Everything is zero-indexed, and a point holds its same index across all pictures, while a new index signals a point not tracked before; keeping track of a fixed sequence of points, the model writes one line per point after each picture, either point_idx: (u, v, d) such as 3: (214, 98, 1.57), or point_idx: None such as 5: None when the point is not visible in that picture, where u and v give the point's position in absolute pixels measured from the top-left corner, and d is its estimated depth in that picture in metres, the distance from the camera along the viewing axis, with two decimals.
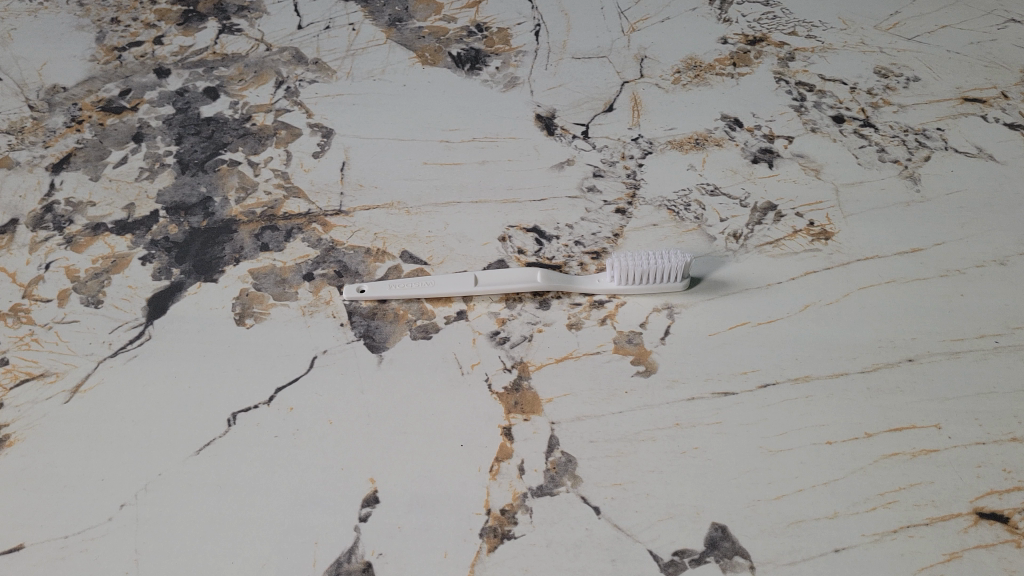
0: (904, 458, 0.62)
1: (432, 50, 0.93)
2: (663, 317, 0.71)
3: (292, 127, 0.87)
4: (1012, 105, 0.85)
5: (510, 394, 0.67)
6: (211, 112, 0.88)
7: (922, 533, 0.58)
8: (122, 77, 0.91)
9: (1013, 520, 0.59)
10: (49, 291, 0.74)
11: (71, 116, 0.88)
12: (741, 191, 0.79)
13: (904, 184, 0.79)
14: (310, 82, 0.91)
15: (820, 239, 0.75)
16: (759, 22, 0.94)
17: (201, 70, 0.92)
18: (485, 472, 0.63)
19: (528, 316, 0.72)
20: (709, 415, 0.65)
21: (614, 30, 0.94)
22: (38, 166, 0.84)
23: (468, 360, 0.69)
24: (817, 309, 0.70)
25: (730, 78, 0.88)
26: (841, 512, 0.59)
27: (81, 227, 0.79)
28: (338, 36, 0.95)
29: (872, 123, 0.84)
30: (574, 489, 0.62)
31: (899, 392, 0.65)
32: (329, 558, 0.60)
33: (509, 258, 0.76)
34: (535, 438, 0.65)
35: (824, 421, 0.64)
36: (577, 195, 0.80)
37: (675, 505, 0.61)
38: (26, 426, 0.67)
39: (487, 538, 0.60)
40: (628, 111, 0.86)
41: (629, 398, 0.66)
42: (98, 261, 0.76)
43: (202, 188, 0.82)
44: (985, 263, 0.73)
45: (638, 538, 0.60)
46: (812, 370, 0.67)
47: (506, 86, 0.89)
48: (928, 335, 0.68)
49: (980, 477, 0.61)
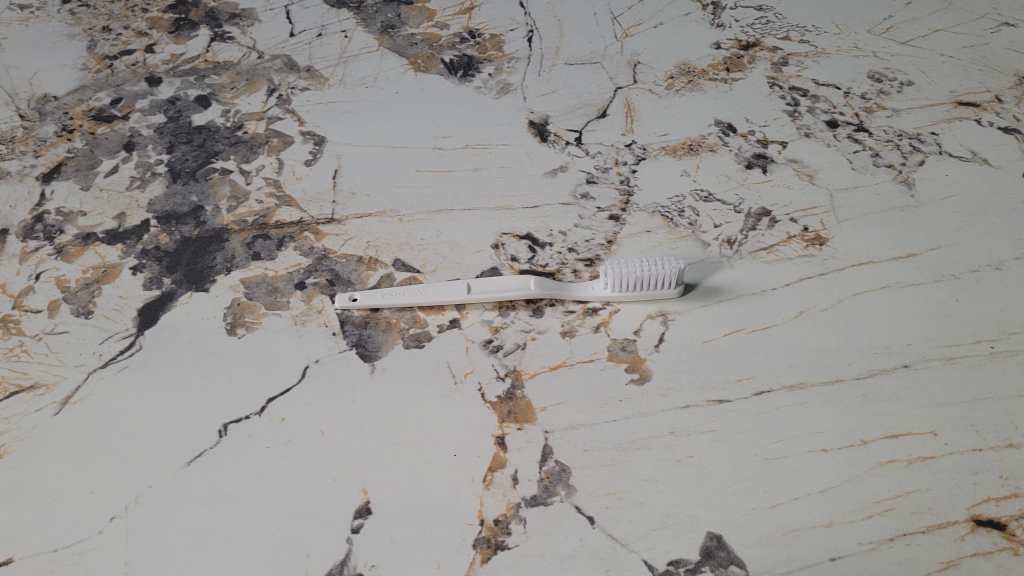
0: (900, 465, 0.61)
1: (425, 57, 0.93)
2: (657, 324, 0.71)
3: (284, 134, 0.86)
4: (1006, 109, 0.85)
5: (504, 403, 0.66)
6: (203, 120, 0.88)
7: (919, 541, 0.58)
8: (113, 86, 0.91)
9: (1010, 527, 0.58)
10: (39, 301, 0.74)
11: (61, 125, 0.88)
12: (735, 197, 0.79)
13: (898, 189, 0.78)
14: (302, 89, 0.90)
15: (814, 245, 0.75)
16: (752, 27, 0.94)
17: (192, 78, 0.91)
18: (478, 482, 0.63)
19: (521, 324, 0.71)
20: (704, 423, 0.64)
21: (607, 36, 0.94)
22: (28, 175, 0.84)
23: (461, 369, 0.69)
24: (812, 315, 0.70)
25: (724, 83, 0.88)
26: (838, 520, 0.59)
27: (71, 237, 0.78)
28: (330, 43, 0.95)
29: (866, 128, 0.84)
30: (568, 498, 0.61)
31: (895, 398, 0.65)
32: (321, 568, 0.59)
33: (503, 266, 0.75)
34: (529, 448, 0.64)
35: (821, 428, 0.63)
36: (571, 203, 0.79)
37: (670, 514, 0.60)
38: (15, 439, 0.66)
39: (480, 549, 0.60)
40: (622, 117, 0.86)
41: (623, 406, 0.66)
42: (88, 271, 0.76)
43: (193, 197, 0.81)
44: (980, 267, 0.72)
45: (633, 547, 0.59)
46: (806, 376, 0.66)
47: (498, 92, 0.89)
48: (924, 341, 0.68)
49: (977, 483, 0.60)
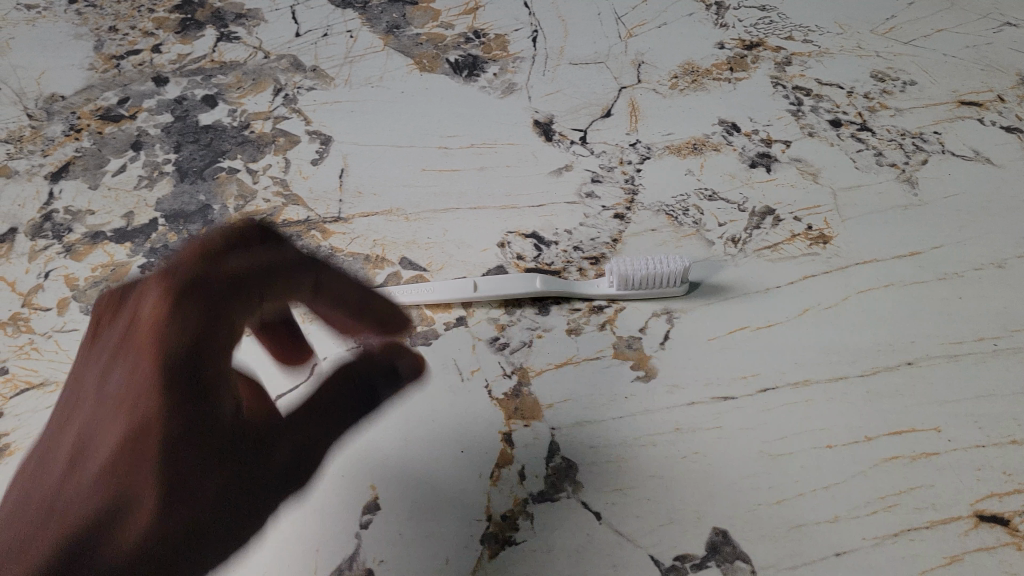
0: (904, 461, 0.62)
1: (430, 57, 0.93)
2: (662, 322, 0.71)
3: (291, 134, 0.87)
4: (1008, 108, 0.85)
5: (510, 400, 0.67)
6: (210, 120, 0.88)
7: (923, 536, 0.58)
8: (120, 86, 0.92)
9: (1014, 522, 0.59)
10: (49, 299, 0.74)
11: (69, 125, 0.88)
12: (739, 195, 0.79)
13: (902, 188, 0.79)
14: (308, 89, 0.91)
15: (818, 243, 0.75)
16: (755, 27, 0.94)
17: (199, 78, 0.92)
18: (485, 478, 0.63)
19: (527, 322, 0.72)
20: (709, 419, 0.65)
21: (611, 36, 0.95)
22: (37, 174, 0.84)
23: (468, 366, 0.69)
24: (816, 313, 0.71)
25: (728, 83, 0.89)
26: (842, 516, 0.59)
27: (80, 235, 0.79)
28: (336, 43, 0.96)
29: (869, 127, 0.84)
30: (575, 494, 0.62)
31: (899, 395, 0.65)
32: (329, 564, 0.60)
33: (508, 264, 0.76)
34: (536, 444, 0.64)
35: (825, 425, 0.64)
36: (576, 201, 0.80)
37: (676, 510, 0.61)
38: (26, 435, 0.67)
39: (488, 544, 0.60)
40: (626, 116, 0.87)
41: (629, 403, 0.66)
42: (97, 270, 0.76)
43: (201, 196, 0.82)
44: (983, 266, 0.73)
45: (639, 543, 0.59)
46: (810, 373, 0.67)
47: (503, 92, 0.90)
48: (928, 338, 0.68)
49: (980, 479, 0.61)
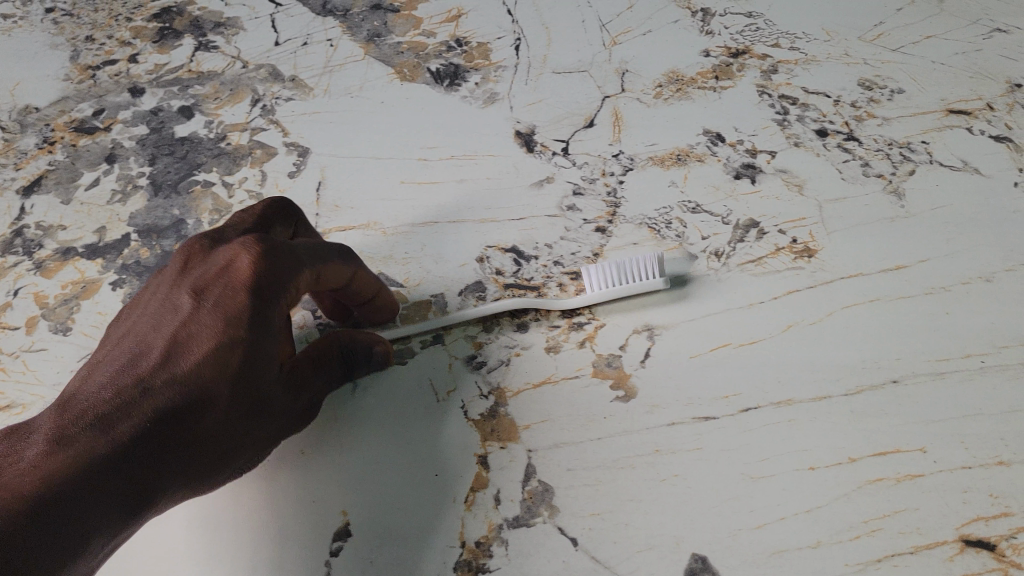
0: (888, 483, 0.60)
1: (411, 66, 0.92)
2: (643, 339, 0.69)
3: (268, 146, 0.85)
4: (997, 116, 0.84)
5: (487, 421, 0.66)
6: (186, 131, 0.87)
7: (907, 562, 0.57)
8: (95, 97, 0.90)
9: (1000, 547, 0.57)
10: (18, 318, 0.73)
11: (42, 137, 0.87)
12: (722, 208, 0.78)
13: (889, 200, 0.77)
14: (286, 99, 0.89)
15: (803, 257, 0.74)
16: (741, 35, 0.93)
17: (176, 89, 0.91)
18: (460, 503, 0.62)
19: (505, 340, 0.70)
20: (689, 441, 0.63)
21: (596, 43, 0.93)
22: (8, 189, 0.83)
23: (445, 386, 0.68)
24: (799, 329, 0.69)
25: (713, 91, 0.87)
26: (825, 541, 0.58)
27: (51, 251, 0.78)
28: (315, 52, 0.94)
29: (856, 137, 0.83)
30: (551, 519, 0.60)
31: (884, 415, 0.64)
32: None
33: (487, 280, 0.74)
34: (512, 467, 0.63)
35: (807, 446, 0.62)
36: (557, 214, 0.78)
37: (655, 536, 0.59)
38: None
39: (461, 572, 0.59)
40: (609, 127, 0.85)
41: (608, 423, 0.65)
42: (67, 287, 0.75)
43: (174, 210, 0.80)
44: (970, 280, 0.71)
45: (616, 570, 0.58)
46: (793, 393, 0.65)
47: (485, 102, 0.88)
48: (914, 356, 0.67)
49: (967, 502, 0.59)
